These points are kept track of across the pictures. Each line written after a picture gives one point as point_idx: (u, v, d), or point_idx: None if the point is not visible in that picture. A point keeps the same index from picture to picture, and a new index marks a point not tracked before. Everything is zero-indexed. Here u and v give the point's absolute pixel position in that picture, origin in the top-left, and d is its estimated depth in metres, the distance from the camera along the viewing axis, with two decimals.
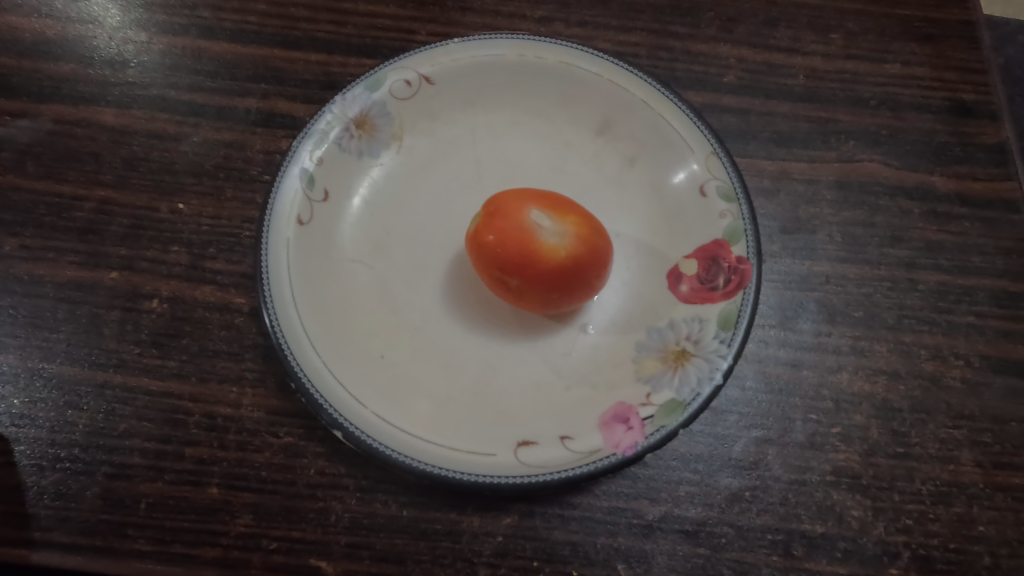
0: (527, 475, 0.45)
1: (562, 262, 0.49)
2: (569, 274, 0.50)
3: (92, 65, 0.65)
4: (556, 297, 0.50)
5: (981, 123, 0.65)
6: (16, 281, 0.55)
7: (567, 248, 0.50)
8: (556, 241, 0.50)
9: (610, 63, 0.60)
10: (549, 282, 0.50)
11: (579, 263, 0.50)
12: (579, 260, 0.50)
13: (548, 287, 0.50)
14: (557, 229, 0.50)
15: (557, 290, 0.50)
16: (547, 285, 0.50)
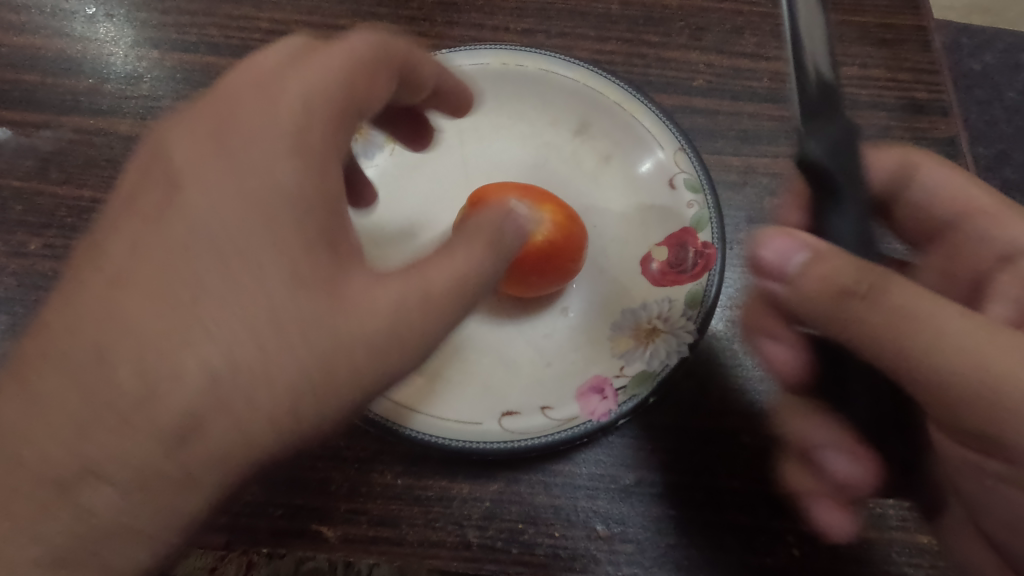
0: (509, 440, 0.50)
1: (541, 245, 0.54)
2: (546, 256, 0.54)
3: (110, 81, 0.71)
4: (534, 278, 0.55)
5: (933, 120, 0.69)
6: (41, 277, 0.61)
7: (543, 233, 0.55)
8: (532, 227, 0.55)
9: (585, 69, 0.64)
10: (527, 265, 0.54)
11: (556, 246, 0.55)
12: (555, 243, 0.55)
13: (528, 269, 0.55)
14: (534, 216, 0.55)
15: (535, 272, 0.55)
16: (526, 268, 0.54)
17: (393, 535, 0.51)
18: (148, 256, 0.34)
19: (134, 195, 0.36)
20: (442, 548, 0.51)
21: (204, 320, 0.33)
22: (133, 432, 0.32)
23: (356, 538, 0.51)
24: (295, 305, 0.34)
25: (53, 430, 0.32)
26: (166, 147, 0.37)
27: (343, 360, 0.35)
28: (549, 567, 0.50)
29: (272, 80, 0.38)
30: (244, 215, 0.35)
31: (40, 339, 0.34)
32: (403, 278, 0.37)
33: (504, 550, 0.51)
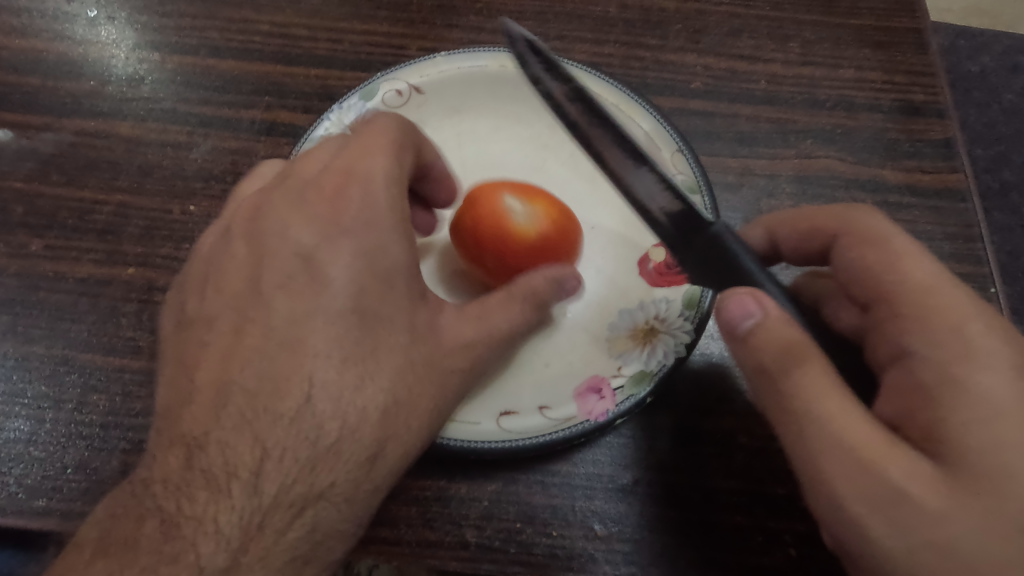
0: (508, 439, 0.51)
1: (533, 241, 0.55)
2: (538, 251, 0.55)
3: (111, 84, 0.71)
4: (527, 273, 0.55)
5: (929, 122, 0.70)
6: (41, 278, 0.61)
7: (535, 228, 0.55)
8: (525, 223, 0.55)
9: (583, 72, 0.65)
10: (520, 260, 0.55)
11: (549, 242, 0.55)
12: (547, 239, 0.55)
13: (520, 265, 0.55)
14: (527, 212, 0.55)
15: (528, 268, 0.55)
16: (519, 263, 0.55)
17: (390, 535, 0.52)
18: (275, 328, 0.44)
19: (267, 277, 0.46)
20: (439, 548, 0.51)
21: (367, 370, 0.44)
22: (344, 460, 0.43)
23: (355, 538, 0.52)
24: (413, 349, 0.46)
25: (279, 464, 0.41)
26: (286, 235, 0.47)
27: (449, 379, 0.47)
28: (546, 567, 0.51)
29: (355, 174, 0.48)
30: (372, 285, 0.45)
31: (233, 401, 0.43)
32: (474, 318, 0.49)
33: (502, 549, 0.51)
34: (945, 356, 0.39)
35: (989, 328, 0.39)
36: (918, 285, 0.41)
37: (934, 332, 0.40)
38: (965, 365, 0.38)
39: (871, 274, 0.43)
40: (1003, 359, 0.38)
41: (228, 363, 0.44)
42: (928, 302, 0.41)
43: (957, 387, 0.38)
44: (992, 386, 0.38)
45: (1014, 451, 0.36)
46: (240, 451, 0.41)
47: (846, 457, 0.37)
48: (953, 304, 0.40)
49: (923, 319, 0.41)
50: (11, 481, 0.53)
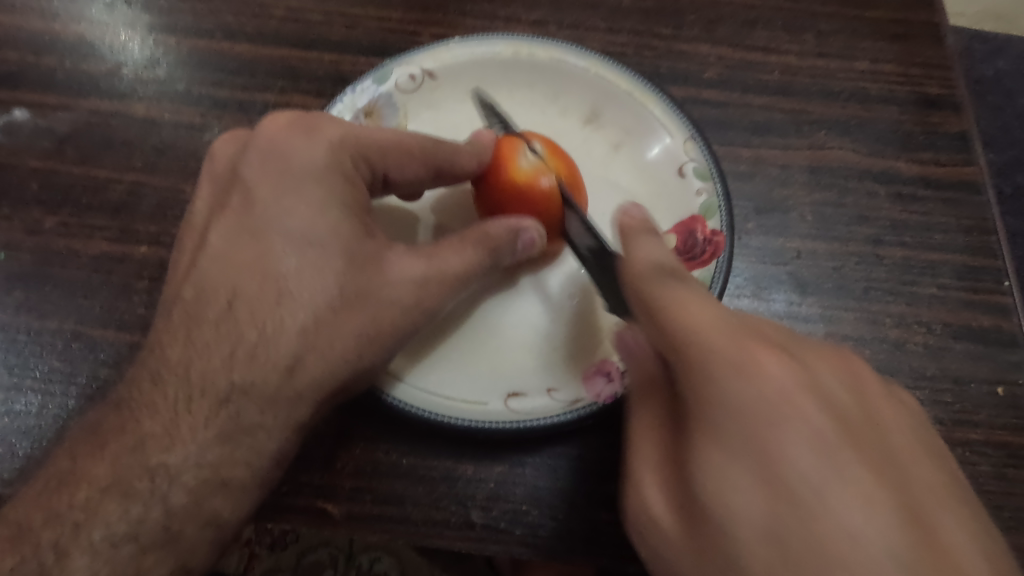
0: (514, 420, 0.51)
1: (516, 183, 0.55)
2: (513, 196, 0.55)
3: (128, 65, 0.72)
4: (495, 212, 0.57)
5: (945, 115, 0.69)
6: (55, 253, 0.61)
7: (526, 175, 0.55)
8: (525, 166, 0.55)
9: (596, 59, 0.64)
10: (495, 194, 0.56)
11: (526, 193, 0.55)
12: (528, 190, 0.55)
13: (494, 199, 0.56)
14: (535, 159, 0.56)
15: (497, 207, 0.56)
16: (491, 198, 0.57)
17: (396, 514, 0.52)
18: (213, 250, 0.49)
19: (219, 205, 0.51)
20: (446, 527, 0.51)
21: (291, 289, 0.47)
22: (260, 365, 0.46)
23: (360, 515, 0.52)
24: (343, 274, 0.48)
25: (206, 357, 0.46)
26: (240, 166, 0.52)
27: (385, 310, 0.49)
28: (550, 549, 0.51)
29: (311, 122, 0.52)
30: (305, 213, 0.49)
31: (179, 306, 0.48)
32: (420, 255, 0.51)
33: (508, 530, 0.51)
34: (694, 397, 0.36)
35: (745, 365, 0.35)
36: (681, 329, 0.38)
37: (690, 379, 0.37)
38: (706, 407, 0.35)
39: (656, 334, 0.40)
40: (750, 394, 0.35)
41: (185, 279, 0.49)
42: (696, 349, 0.37)
43: (704, 431, 0.35)
44: (723, 423, 0.35)
45: (733, 489, 0.34)
46: (177, 346, 0.47)
47: (632, 483, 0.40)
48: (712, 345, 0.37)
49: (685, 367, 0.37)
50: (22, 452, 0.53)
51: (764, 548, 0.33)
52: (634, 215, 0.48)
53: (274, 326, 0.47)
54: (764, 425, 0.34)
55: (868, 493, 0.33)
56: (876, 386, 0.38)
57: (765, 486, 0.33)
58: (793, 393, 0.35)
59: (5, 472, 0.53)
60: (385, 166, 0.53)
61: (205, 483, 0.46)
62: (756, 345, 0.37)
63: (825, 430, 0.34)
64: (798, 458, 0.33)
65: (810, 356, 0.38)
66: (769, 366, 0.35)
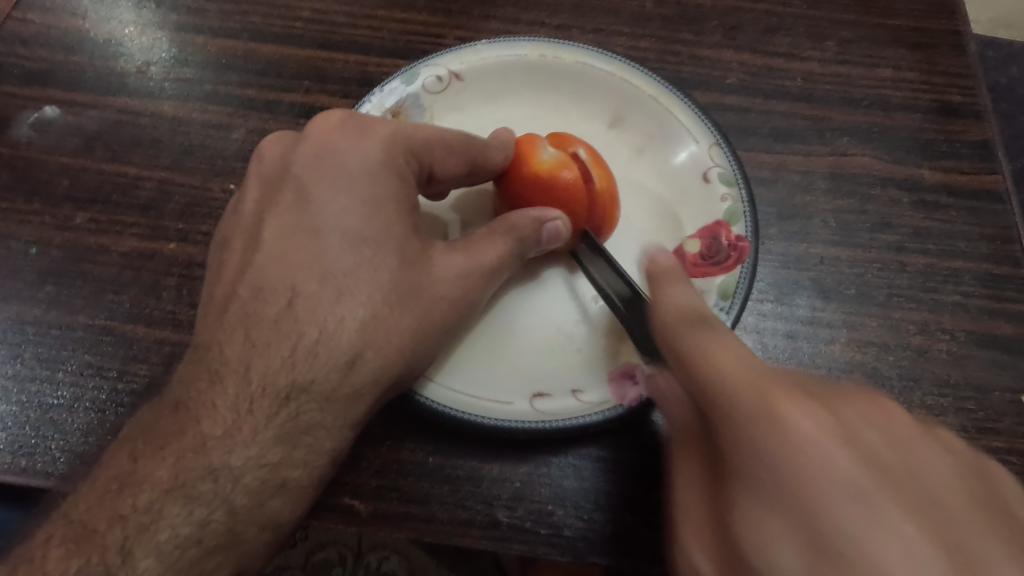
0: (542, 420, 0.51)
1: (541, 175, 0.57)
2: (541, 188, 0.57)
3: (155, 65, 0.72)
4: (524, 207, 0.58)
5: (967, 123, 0.70)
6: (85, 250, 0.62)
7: (549, 166, 0.57)
8: (547, 158, 0.57)
9: (621, 64, 0.65)
10: (522, 188, 0.57)
11: (553, 183, 0.56)
12: (554, 181, 0.57)
13: (522, 194, 0.58)
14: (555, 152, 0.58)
15: (525, 201, 0.58)
16: (519, 193, 0.58)
17: (422, 512, 0.52)
18: (268, 250, 0.50)
19: (270, 206, 0.52)
20: (471, 527, 0.52)
21: (349, 287, 0.49)
22: (320, 360, 0.48)
23: (387, 512, 0.52)
24: (397, 272, 0.50)
25: (266, 356, 0.47)
26: (289, 167, 0.53)
27: (437, 306, 0.51)
28: (575, 550, 0.51)
29: (352, 122, 0.54)
30: (360, 212, 0.50)
31: (236, 305, 0.49)
32: (462, 253, 0.53)
33: (533, 529, 0.51)
34: (727, 450, 0.36)
35: (778, 418, 0.35)
36: (711, 382, 0.37)
37: (724, 435, 0.36)
38: (745, 463, 0.34)
39: (690, 385, 0.39)
40: (784, 451, 0.34)
41: (238, 278, 0.50)
42: (718, 396, 0.36)
43: (742, 486, 0.35)
44: (761, 482, 0.34)
45: (772, 546, 0.33)
46: (234, 344, 0.48)
47: (676, 537, 0.40)
48: (739, 398, 0.36)
49: (712, 413, 0.37)
50: (53, 446, 0.54)
51: None
52: (663, 260, 0.46)
53: (332, 322, 0.48)
54: (802, 483, 0.33)
55: (908, 543, 0.30)
56: (911, 429, 0.36)
57: (811, 549, 0.32)
58: (827, 442, 0.34)
59: (37, 465, 0.53)
60: (430, 165, 0.55)
61: (265, 484, 0.46)
62: (782, 394, 0.36)
63: (862, 482, 0.32)
64: (842, 518, 0.32)
65: (845, 402, 0.36)
66: (798, 419, 0.34)
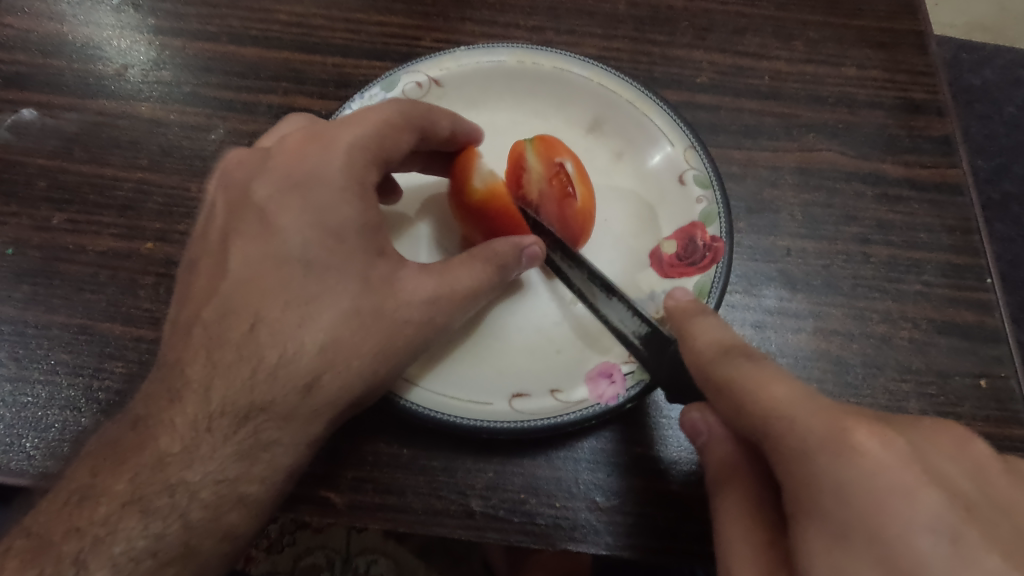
0: (520, 420, 0.52)
1: (489, 203, 0.59)
2: (492, 214, 0.59)
3: (134, 68, 0.73)
4: (482, 233, 0.60)
5: (929, 119, 0.72)
6: (62, 250, 0.63)
7: (490, 191, 0.59)
8: (485, 183, 0.59)
9: (599, 69, 0.66)
10: (475, 217, 0.59)
11: (501, 209, 0.59)
12: (501, 206, 0.59)
13: (477, 221, 0.59)
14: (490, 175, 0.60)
15: (480, 227, 0.60)
16: (474, 221, 0.59)
17: (397, 503, 0.53)
18: (233, 276, 0.52)
19: (236, 226, 0.53)
20: (446, 516, 0.52)
21: (312, 312, 0.50)
22: (279, 382, 0.48)
23: (362, 504, 0.53)
24: (358, 296, 0.51)
25: (226, 378, 0.48)
26: (253, 191, 0.54)
27: (399, 331, 0.51)
28: (549, 536, 0.52)
29: (322, 138, 0.54)
30: (320, 240, 0.51)
31: (202, 326, 0.50)
32: (431, 274, 0.53)
33: (507, 518, 0.52)
34: (787, 483, 0.35)
35: (844, 443, 0.34)
36: (764, 409, 0.37)
37: (783, 461, 0.36)
38: (814, 494, 0.34)
39: (734, 408, 0.39)
40: (853, 476, 0.33)
41: (204, 299, 0.52)
42: (779, 421, 0.36)
43: (810, 520, 0.34)
44: (830, 514, 0.33)
45: None
46: (196, 364, 0.49)
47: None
48: (801, 423, 0.35)
49: (772, 439, 0.36)
50: (28, 444, 0.54)
51: None
52: (680, 298, 0.52)
53: (296, 346, 0.49)
54: (876, 513, 0.32)
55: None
56: (986, 464, 0.36)
57: None
58: (901, 469, 0.33)
59: (12, 462, 0.53)
60: (386, 156, 0.54)
61: (235, 482, 0.47)
62: (849, 420, 0.35)
63: (948, 517, 0.31)
64: (925, 551, 0.31)
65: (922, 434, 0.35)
66: (871, 445, 0.33)
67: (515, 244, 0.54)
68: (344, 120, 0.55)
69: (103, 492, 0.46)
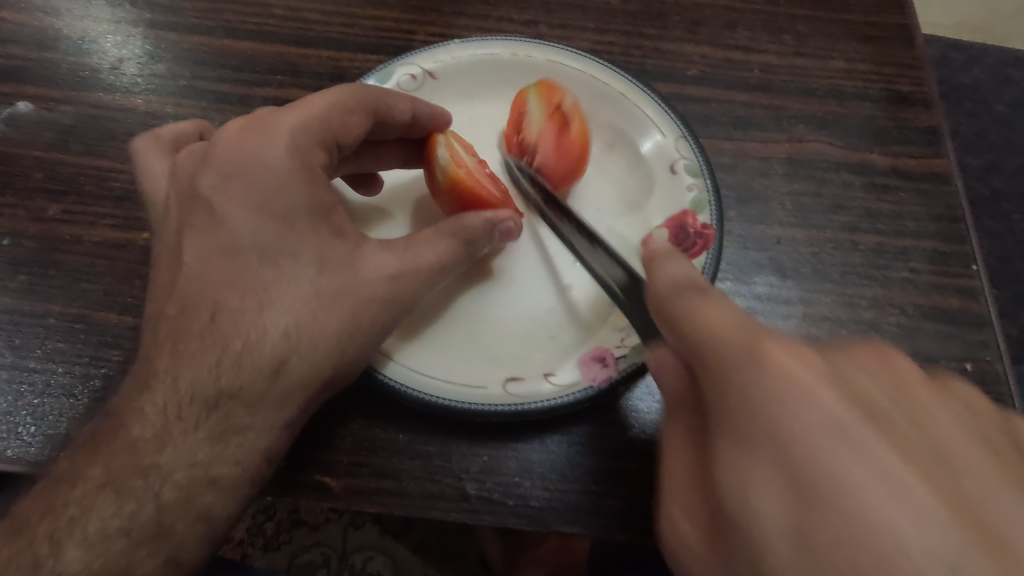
0: (514, 403, 0.52)
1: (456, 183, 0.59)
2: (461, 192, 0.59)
3: (130, 62, 0.74)
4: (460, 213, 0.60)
5: (916, 111, 0.73)
6: (58, 240, 0.63)
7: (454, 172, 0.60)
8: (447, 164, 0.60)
9: (591, 62, 0.67)
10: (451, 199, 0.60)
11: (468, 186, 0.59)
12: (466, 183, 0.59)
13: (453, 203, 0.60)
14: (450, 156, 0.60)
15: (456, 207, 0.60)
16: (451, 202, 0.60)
17: (393, 487, 0.53)
18: (187, 270, 0.51)
19: (186, 220, 0.52)
20: (441, 500, 0.53)
21: (270, 298, 0.50)
22: (246, 368, 0.49)
23: (358, 488, 0.53)
24: (318, 279, 0.51)
25: (191, 366, 0.48)
26: (200, 184, 0.53)
27: (365, 306, 0.51)
28: (542, 519, 0.52)
29: (262, 125, 0.53)
30: (272, 226, 0.51)
31: (166, 320, 0.50)
32: (394, 251, 0.53)
33: (502, 501, 0.53)
34: (711, 403, 0.36)
35: (756, 356, 0.35)
36: (692, 331, 0.38)
37: (703, 376, 0.37)
38: (725, 404, 0.35)
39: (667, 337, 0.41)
40: (759, 385, 0.34)
41: (166, 297, 0.51)
42: (702, 341, 0.38)
43: (720, 429, 0.35)
44: (737, 421, 0.35)
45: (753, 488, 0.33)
46: (164, 357, 0.49)
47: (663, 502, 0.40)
48: (725, 342, 0.37)
49: (695, 358, 0.38)
50: (24, 432, 0.54)
51: (795, 559, 0.31)
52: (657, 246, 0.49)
53: (258, 331, 0.49)
54: (779, 418, 0.33)
55: (913, 499, 0.30)
56: (917, 383, 0.37)
57: (789, 486, 0.32)
58: (806, 378, 0.34)
59: (9, 450, 0.54)
60: (335, 137, 0.55)
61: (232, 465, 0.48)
62: (767, 340, 0.36)
63: (847, 416, 0.33)
64: (818, 450, 0.32)
65: (842, 356, 0.37)
66: (778, 355, 0.35)
67: (485, 220, 0.55)
68: (285, 106, 0.54)
69: (99, 472, 0.46)
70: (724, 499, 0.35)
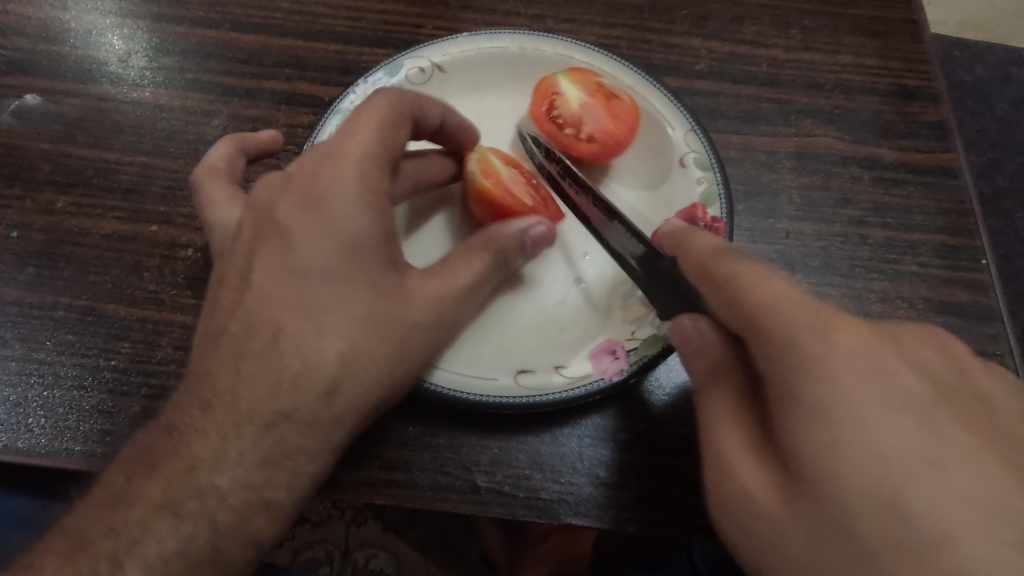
0: (524, 395, 0.52)
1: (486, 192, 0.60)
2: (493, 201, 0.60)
3: (136, 55, 0.74)
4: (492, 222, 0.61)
5: (923, 105, 0.73)
6: (66, 233, 0.63)
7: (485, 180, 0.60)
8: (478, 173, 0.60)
9: (599, 55, 0.67)
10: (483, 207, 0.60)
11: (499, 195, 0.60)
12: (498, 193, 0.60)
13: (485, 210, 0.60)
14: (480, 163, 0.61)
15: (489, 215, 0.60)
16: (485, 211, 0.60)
17: (403, 479, 0.53)
18: (253, 293, 0.50)
19: (259, 245, 0.51)
20: (451, 491, 0.53)
21: (327, 322, 0.49)
22: (303, 391, 0.48)
23: (369, 481, 0.53)
24: (373, 303, 0.49)
25: (250, 386, 0.48)
26: (275, 211, 0.52)
27: (413, 332, 0.51)
28: (553, 511, 0.52)
29: (331, 151, 0.52)
30: (338, 253, 0.49)
31: (225, 340, 0.49)
32: (442, 278, 0.52)
33: (512, 493, 0.53)
34: (781, 372, 0.39)
35: (827, 336, 0.39)
36: (762, 309, 0.40)
37: (778, 351, 0.39)
38: (804, 376, 0.38)
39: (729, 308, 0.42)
40: (835, 363, 0.38)
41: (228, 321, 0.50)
42: (770, 319, 0.40)
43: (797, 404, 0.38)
44: (817, 397, 0.38)
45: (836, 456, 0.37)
46: (224, 375, 0.48)
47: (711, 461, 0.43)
48: (798, 320, 0.39)
49: (762, 335, 0.40)
50: (34, 424, 0.54)
51: (871, 513, 0.36)
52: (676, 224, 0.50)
53: (313, 355, 0.48)
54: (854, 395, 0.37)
55: (959, 462, 0.36)
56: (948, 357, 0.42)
57: (869, 456, 0.36)
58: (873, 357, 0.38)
59: (18, 442, 0.54)
60: (393, 158, 0.53)
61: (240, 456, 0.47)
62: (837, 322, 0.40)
63: (911, 395, 0.38)
64: (892, 425, 0.37)
65: (894, 334, 0.41)
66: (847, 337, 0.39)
67: (519, 233, 0.54)
68: (351, 126, 0.52)
69: None
70: (798, 463, 0.38)
